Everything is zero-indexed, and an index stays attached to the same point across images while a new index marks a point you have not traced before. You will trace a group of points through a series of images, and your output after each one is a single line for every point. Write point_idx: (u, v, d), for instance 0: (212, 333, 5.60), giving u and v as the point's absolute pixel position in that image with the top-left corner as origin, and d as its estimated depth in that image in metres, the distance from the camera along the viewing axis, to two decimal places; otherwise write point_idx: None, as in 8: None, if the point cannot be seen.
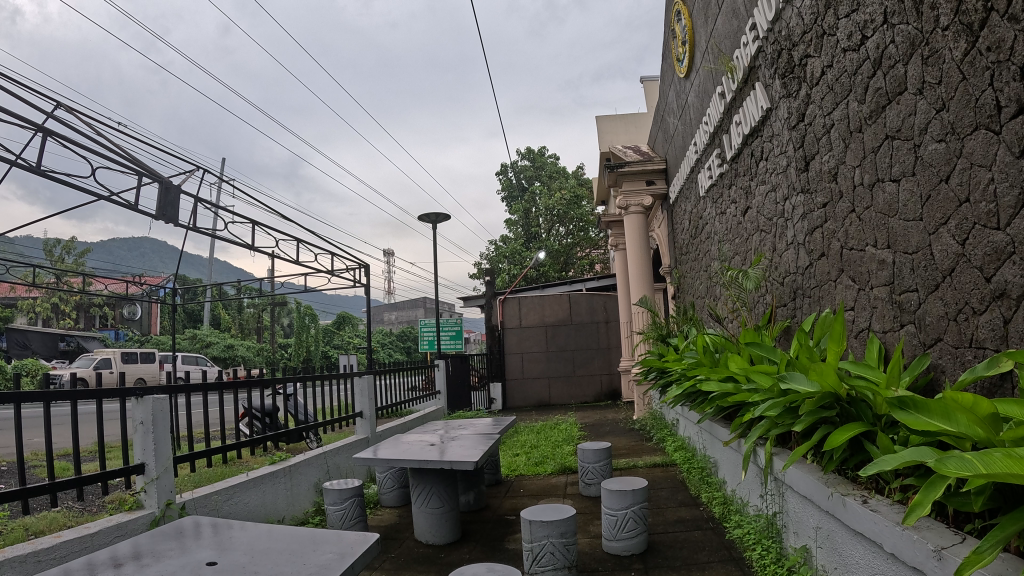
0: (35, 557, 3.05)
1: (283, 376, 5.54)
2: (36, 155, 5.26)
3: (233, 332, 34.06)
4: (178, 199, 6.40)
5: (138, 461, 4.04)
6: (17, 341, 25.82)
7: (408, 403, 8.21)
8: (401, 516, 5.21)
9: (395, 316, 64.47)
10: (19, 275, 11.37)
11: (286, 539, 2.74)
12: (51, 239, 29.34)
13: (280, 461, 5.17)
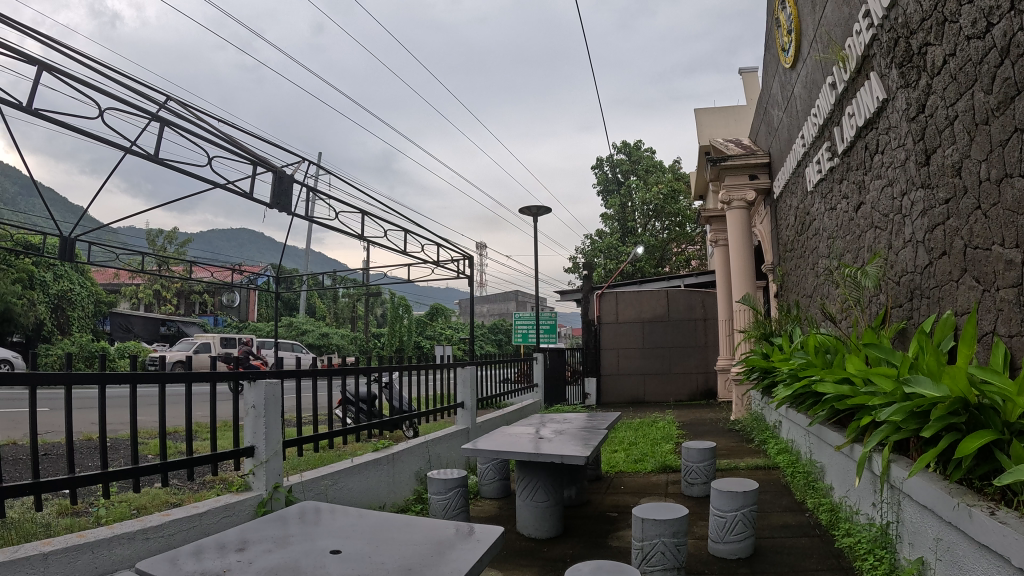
0: (145, 535, 3.18)
1: (382, 365, 5.63)
2: (157, 144, 5.47)
3: (328, 320, 35.04)
4: (291, 188, 6.57)
5: (248, 445, 4.19)
6: (120, 325, 27.22)
7: (504, 395, 8.22)
8: (502, 507, 5.24)
9: (487, 309, 65.37)
10: (126, 263, 11.85)
11: (397, 535, 2.79)
12: (154, 230, 30.75)
13: (383, 448, 5.27)
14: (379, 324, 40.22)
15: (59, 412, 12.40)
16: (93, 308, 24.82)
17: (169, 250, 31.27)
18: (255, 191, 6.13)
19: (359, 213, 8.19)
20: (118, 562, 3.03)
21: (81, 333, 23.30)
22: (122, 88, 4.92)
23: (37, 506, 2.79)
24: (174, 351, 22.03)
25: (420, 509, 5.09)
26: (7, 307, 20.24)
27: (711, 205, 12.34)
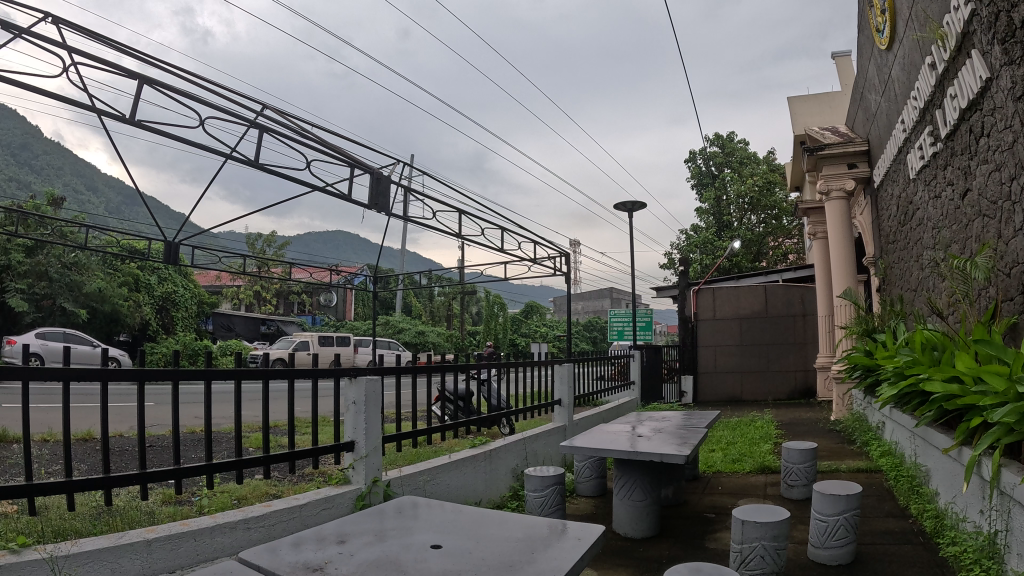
0: (247, 524, 3.31)
1: (480, 362, 5.66)
2: (258, 150, 5.70)
3: (424, 318, 35.61)
4: (387, 189, 6.71)
5: (348, 438, 4.29)
6: (222, 324, 28.47)
7: (601, 393, 8.14)
8: (597, 506, 5.21)
9: (581, 306, 65.14)
10: (228, 265, 12.37)
11: (491, 532, 2.83)
12: (252, 233, 31.96)
13: (481, 445, 5.31)
14: (474, 322, 40.61)
15: (169, 406, 13.06)
16: (198, 309, 26.06)
17: (268, 252, 32.42)
18: (353, 192, 6.30)
19: (461, 210, 8.28)
20: (221, 550, 3.17)
21: (185, 332, 24.54)
22: (225, 97, 5.14)
23: (145, 495, 2.95)
24: (275, 349, 22.87)
25: (514, 506, 5.10)
26: (116, 308, 21.54)
27: (809, 196, 11.89)
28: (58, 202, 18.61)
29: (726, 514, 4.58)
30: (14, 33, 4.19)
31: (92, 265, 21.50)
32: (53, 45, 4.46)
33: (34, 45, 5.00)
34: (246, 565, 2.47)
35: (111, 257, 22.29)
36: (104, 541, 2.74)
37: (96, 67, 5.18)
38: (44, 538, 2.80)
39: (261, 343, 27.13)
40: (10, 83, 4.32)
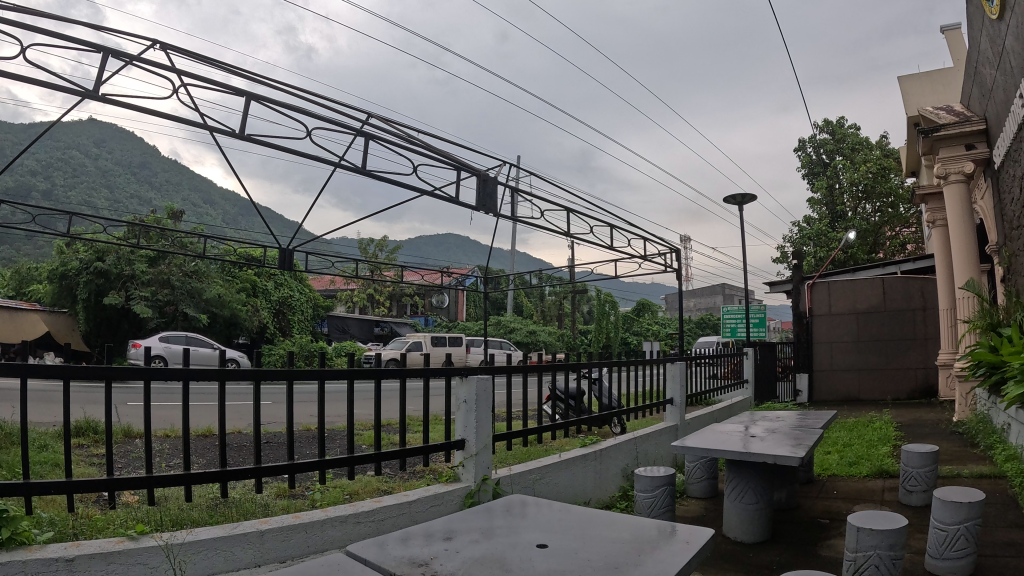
0: (357, 519, 3.44)
1: (591, 360, 5.62)
2: (365, 158, 5.88)
3: (534, 318, 35.63)
4: (495, 190, 6.81)
5: (459, 436, 4.35)
6: (337, 326, 29.67)
7: (713, 392, 7.90)
8: (707, 508, 5.08)
9: (693, 303, 63.79)
10: (341, 270, 12.81)
11: (596, 532, 2.80)
12: (364, 238, 32.85)
13: (592, 444, 5.29)
14: (584, 322, 40.31)
15: (280, 405, 13.61)
16: (312, 312, 27.14)
17: (380, 256, 33.21)
18: (458, 196, 6.39)
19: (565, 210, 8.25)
20: (331, 542, 3.30)
21: (300, 335, 25.78)
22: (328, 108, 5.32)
23: (259, 488, 3.11)
24: (388, 350, 23.49)
25: (624, 507, 5.04)
26: (234, 312, 22.69)
27: (925, 181, 11.15)
28: (180, 214, 19.79)
29: (841, 520, 4.36)
30: (129, 60, 4.47)
31: (212, 272, 22.79)
32: (166, 69, 4.72)
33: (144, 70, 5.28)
34: (357, 556, 2.57)
35: (230, 265, 23.64)
36: (219, 531, 2.92)
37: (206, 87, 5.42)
38: (163, 527, 3.01)
39: (375, 344, 27.90)
40: (127, 109, 4.60)
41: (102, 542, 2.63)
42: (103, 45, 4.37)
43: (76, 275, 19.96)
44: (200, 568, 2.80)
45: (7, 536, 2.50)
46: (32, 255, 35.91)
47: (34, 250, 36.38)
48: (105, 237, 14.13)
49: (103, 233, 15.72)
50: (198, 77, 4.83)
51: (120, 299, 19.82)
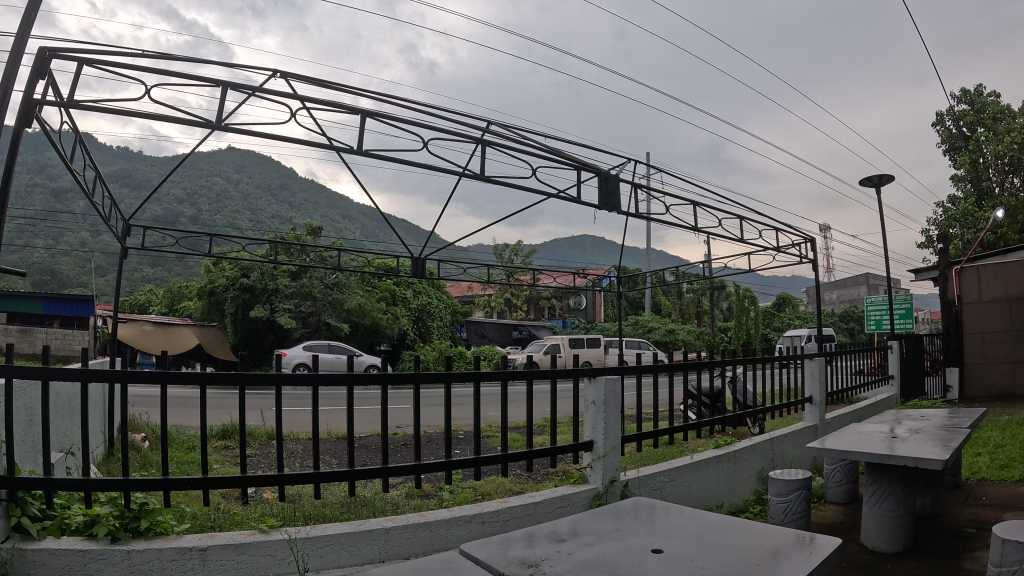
0: (480, 519, 3.56)
1: (726, 359, 5.46)
2: (485, 166, 5.99)
3: (673, 317, 34.83)
4: (617, 187, 6.74)
5: (588, 437, 4.34)
6: (475, 331, 30.29)
7: (855, 390, 7.63)
8: (846, 514, 4.88)
9: (838, 295, 60.44)
10: (475, 275, 13.06)
11: (717, 541, 2.51)
12: (500, 244, 33.20)
13: (724, 445, 5.18)
14: (724, 319, 38.99)
15: (413, 410, 14.08)
16: (451, 317, 27.80)
17: (517, 260, 33.42)
18: (580, 196, 6.42)
19: (687, 205, 8.08)
20: (453, 541, 3.45)
21: (440, 339, 26.35)
22: (443, 116, 5.50)
23: (384, 487, 3.28)
24: (525, 353, 23.74)
25: (758, 511, 4.91)
26: (376, 321, 23.66)
27: None
28: (317, 229, 20.76)
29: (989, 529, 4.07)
30: (252, 92, 4.78)
31: (353, 284, 23.88)
32: (289, 96, 5.02)
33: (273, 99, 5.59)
34: (465, 557, 2.34)
35: (370, 276, 24.72)
36: (345, 527, 3.21)
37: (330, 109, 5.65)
38: (292, 523, 3.36)
39: (511, 348, 28.21)
40: (252, 136, 4.92)
41: (236, 535, 3.00)
42: (221, 79, 4.66)
43: (223, 290, 21.70)
44: (321, 562, 3.09)
45: (145, 526, 2.98)
46: (192, 274, 38.77)
47: (188, 270, 39.19)
48: (248, 255, 15.12)
49: (247, 253, 16.78)
50: (318, 100, 5.12)
51: (265, 312, 21.35)
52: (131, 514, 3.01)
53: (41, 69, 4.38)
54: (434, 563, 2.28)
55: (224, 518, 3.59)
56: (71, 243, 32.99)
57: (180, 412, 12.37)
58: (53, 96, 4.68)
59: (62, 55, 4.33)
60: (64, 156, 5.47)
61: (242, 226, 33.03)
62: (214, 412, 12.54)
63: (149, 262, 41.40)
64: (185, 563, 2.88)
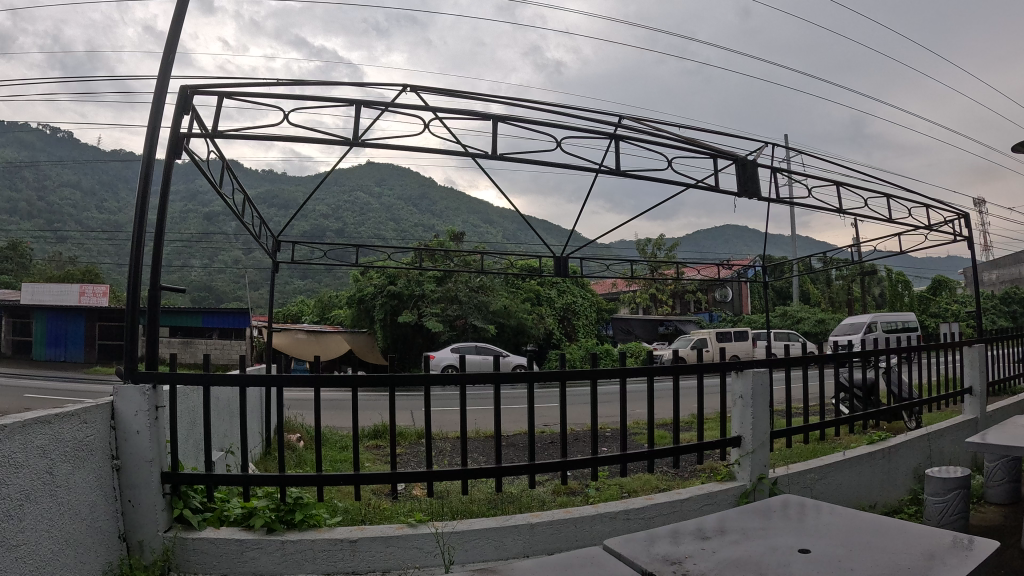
0: (624, 514, 3.60)
1: (885, 349, 5.17)
2: (618, 161, 5.93)
3: (822, 306, 33.18)
4: (755, 173, 6.47)
5: (736, 434, 4.23)
6: (621, 328, 30.54)
7: (1018, 378, 7.26)
8: (1007, 517, 4.71)
9: (998, 277, 54.36)
10: (616, 272, 13.06)
11: (874, 543, 2.22)
12: (642, 239, 32.59)
13: (879, 441, 4.97)
14: (878, 305, 36.66)
15: (557, 408, 14.22)
16: (595, 316, 27.66)
17: (660, 255, 32.75)
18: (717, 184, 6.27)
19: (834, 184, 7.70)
20: (596, 536, 3.53)
21: (586, 338, 26.09)
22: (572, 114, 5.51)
23: (533, 484, 3.37)
24: (671, 349, 23.44)
25: (913, 512, 4.70)
26: (521, 322, 23.97)
27: None
28: (460, 234, 21.26)
29: None
30: (386, 107, 4.98)
31: (498, 286, 24.33)
32: (422, 108, 5.20)
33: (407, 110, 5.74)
34: (608, 553, 2.21)
35: (513, 277, 25.16)
36: (493, 522, 3.38)
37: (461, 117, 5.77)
38: (439, 517, 3.58)
39: (658, 344, 27.88)
40: (390, 149, 5.12)
41: (385, 528, 3.25)
42: (352, 98, 4.85)
43: (372, 297, 22.78)
44: (466, 555, 3.29)
45: (299, 518, 3.28)
46: (340, 284, 40.56)
47: (337, 280, 41.11)
48: (393, 262, 15.80)
49: (392, 261, 17.39)
50: (450, 110, 5.28)
51: (412, 317, 22.29)
52: (287, 506, 3.33)
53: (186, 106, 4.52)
54: (578, 557, 2.18)
55: (378, 509, 3.90)
56: (229, 262, 35.27)
57: (337, 415, 13.06)
58: (200, 128, 5.01)
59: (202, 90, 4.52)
60: (214, 182, 5.87)
61: (385, 235, 34.17)
62: (369, 413, 13.22)
63: (304, 275, 43.90)
64: (337, 553, 3.17)
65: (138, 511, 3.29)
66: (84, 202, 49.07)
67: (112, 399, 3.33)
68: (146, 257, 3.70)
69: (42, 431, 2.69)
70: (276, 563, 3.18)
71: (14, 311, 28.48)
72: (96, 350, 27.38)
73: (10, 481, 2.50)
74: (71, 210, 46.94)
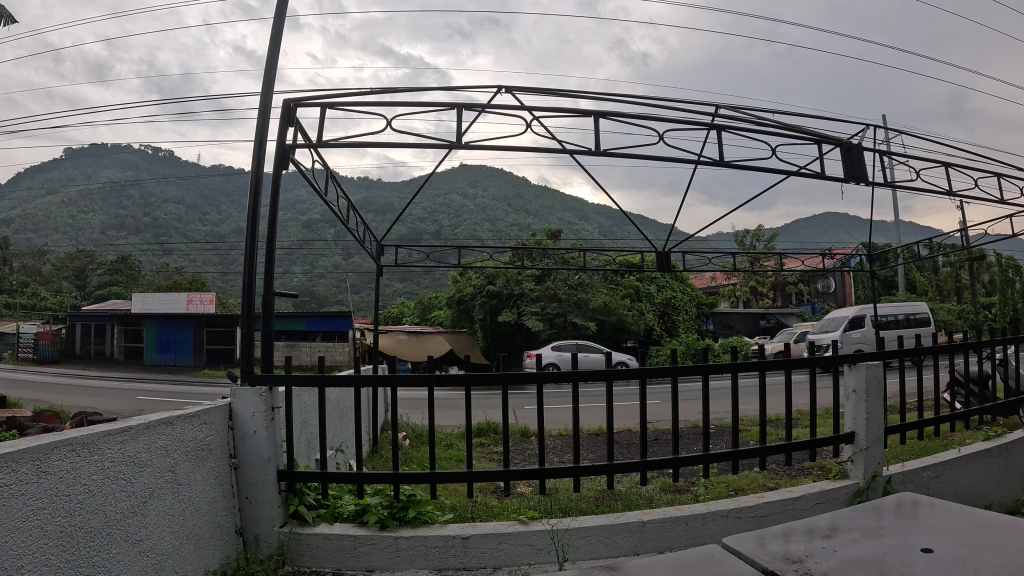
0: (735, 513, 3.68)
1: (1002, 339, 4.95)
2: (720, 151, 5.80)
3: (931, 295, 31.65)
4: (862, 158, 6.18)
5: (848, 429, 4.13)
6: (722, 322, 29.79)
7: None
8: None
9: None
10: (715, 265, 12.83)
11: (1004, 543, 2.10)
12: (739, 230, 31.70)
13: (996, 437, 4.76)
14: (993, 292, 34.69)
15: (659, 405, 14.10)
16: (696, 310, 26.99)
17: (759, 246, 31.79)
18: (824, 170, 6.03)
19: (946, 167, 7.31)
20: (709, 535, 3.63)
21: (686, 333, 25.53)
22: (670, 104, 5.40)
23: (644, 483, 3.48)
24: (774, 343, 23.04)
25: None
26: (622, 318, 23.69)
27: None
28: (558, 231, 21.25)
29: None
30: (483, 110, 5.02)
31: (596, 283, 24.19)
32: (518, 108, 5.21)
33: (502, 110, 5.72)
34: (727, 551, 2.10)
35: (612, 274, 24.97)
36: (604, 520, 3.52)
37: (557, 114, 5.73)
38: (546, 515, 3.74)
39: (759, 338, 27.24)
40: (488, 151, 5.16)
41: (496, 526, 3.43)
42: (459, 103, 5.04)
43: (471, 297, 23.37)
44: (580, 552, 3.45)
45: (412, 515, 3.49)
46: (440, 285, 41.04)
47: (435, 282, 41.70)
48: (492, 261, 15.91)
49: (491, 260, 17.49)
50: (547, 110, 5.30)
51: (513, 316, 22.59)
52: (400, 504, 3.55)
53: (290, 120, 4.65)
54: (697, 554, 2.09)
55: (488, 510, 4.08)
56: (327, 267, 36.27)
57: (441, 413, 13.33)
58: (305, 139, 5.17)
59: (305, 103, 4.64)
60: (319, 189, 6.06)
61: (481, 232, 34.22)
62: (473, 412, 13.44)
63: (400, 277, 44.80)
64: (448, 549, 3.36)
65: (255, 506, 3.46)
66: (191, 215, 51.39)
67: (229, 400, 3.50)
68: (261, 266, 3.83)
69: (166, 432, 2.83)
70: (389, 558, 3.38)
71: (128, 320, 30.10)
72: (204, 354, 28.57)
73: (135, 479, 2.60)
74: (179, 222, 49.20)
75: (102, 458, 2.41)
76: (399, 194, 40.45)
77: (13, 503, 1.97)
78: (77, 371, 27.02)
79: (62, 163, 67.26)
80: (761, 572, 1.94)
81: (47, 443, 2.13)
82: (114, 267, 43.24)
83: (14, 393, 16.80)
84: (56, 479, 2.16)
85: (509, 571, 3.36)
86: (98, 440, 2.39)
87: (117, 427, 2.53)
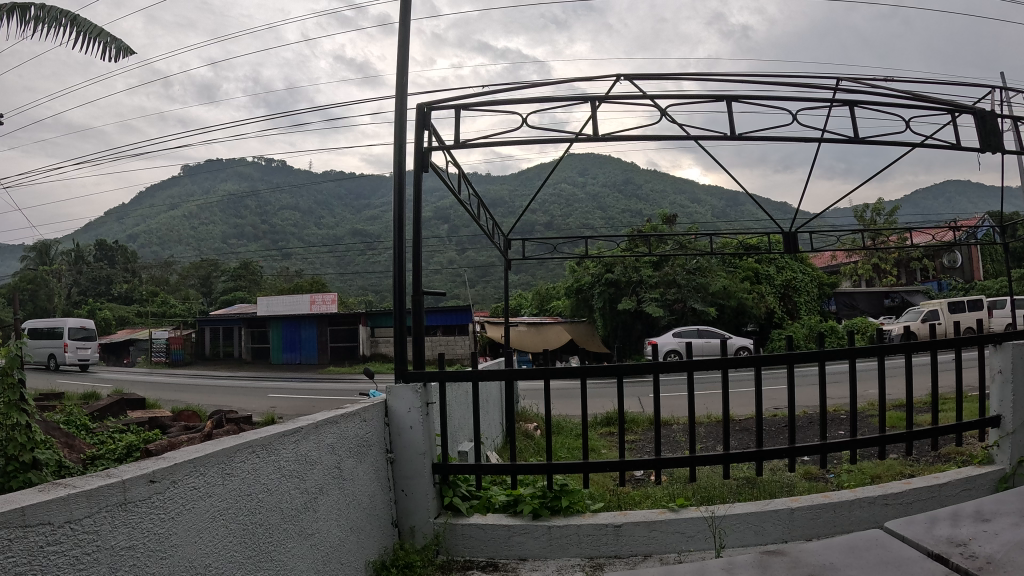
0: (885, 500, 3.58)
1: None
2: (850, 126, 5.59)
3: None
4: (998, 125, 5.80)
5: (994, 413, 3.95)
6: (845, 303, 28.87)
7: None
8: None
9: None
10: (839, 245, 12.37)
11: None
12: (859, 205, 30.39)
13: None
14: None
15: (783, 390, 13.81)
16: (818, 292, 25.74)
17: (881, 221, 30.40)
18: (956, 141, 5.74)
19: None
20: (858, 523, 3.53)
21: (809, 315, 24.52)
22: (789, 83, 5.28)
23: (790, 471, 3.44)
24: (899, 323, 22.27)
25: None
26: (742, 302, 23.05)
27: None
28: (672, 216, 20.82)
29: None
30: (604, 102, 5.08)
31: (715, 266, 23.70)
32: (642, 97, 5.21)
33: (622, 101, 5.66)
34: (890, 535, 2.02)
35: (729, 258, 24.38)
36: (753, 507, 3.47)
37: (680, 101, 5.66)
38: (693, 505, 3.74)
39: (884, 319, 26.16)
40: (613, 141, 5.21)
41: (647, 514, 3.44)
42: (588, 94, 5.13)
43: (591, 286, 23.72)
44: (735, 538, 3.41)
45: (565, 506, 3.53)
46: (553, 276, 41.04)
47: (548, 273, 41.85)
48: (611, 252, 15.85)
49: (610, 250, 17.39)
50: (670, 95, 5.27)
51: (632, 303, 22.46)
52: (553, 494, 3.61)
53: (423, 124, 4.73)
54: (859, 539, 2.02)
55: (629, 506, 4.13)
56: (440, 263, 36.88)
57: (566, 404, 13.53)
58: (439, 142, 5.28)
59: (437, 105, 4.72)
60: (452, 189, 6.19)
61: (591, 219, 34.02)
62: (596, 402, 13.56)
63: (511, 270, 45.17)
64: (601, 537, 3.39)
65: (411, 499, 3.62)
66: (304, 219, 53.28)
67: (386, 397, 3.69)
68: (408, 264, 3.96)
69: (332, 431, 2.98)
70: (542, 546, 3.43)
71: (254, 322, 31.62)
72: (328, 352, 29.48)
73: (307, 476, 2.74)
74: (293, 227, 51.08)
75: (278, 458, 2.53)
76: (508, 187, 40.70)
77: (201, 504, 2.07)
78: (208, 371, 28.62)
79: (186, 178, 71.18)
80: (926, 556, 1.86)
81: (230, 447, 2.24)
82: (236, 273, 45.44)
83: (155, 394, 17.91)
84: (238, 481, 2.27)
85: (663, 558, 3.35)
86: (274, 442, 2.51)
87: (290, 428, 2.67)
